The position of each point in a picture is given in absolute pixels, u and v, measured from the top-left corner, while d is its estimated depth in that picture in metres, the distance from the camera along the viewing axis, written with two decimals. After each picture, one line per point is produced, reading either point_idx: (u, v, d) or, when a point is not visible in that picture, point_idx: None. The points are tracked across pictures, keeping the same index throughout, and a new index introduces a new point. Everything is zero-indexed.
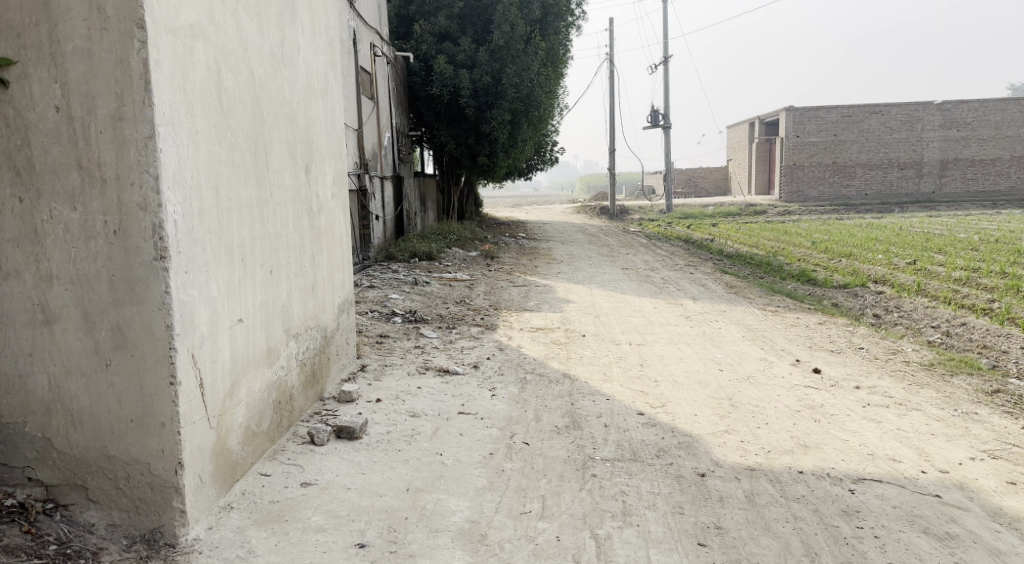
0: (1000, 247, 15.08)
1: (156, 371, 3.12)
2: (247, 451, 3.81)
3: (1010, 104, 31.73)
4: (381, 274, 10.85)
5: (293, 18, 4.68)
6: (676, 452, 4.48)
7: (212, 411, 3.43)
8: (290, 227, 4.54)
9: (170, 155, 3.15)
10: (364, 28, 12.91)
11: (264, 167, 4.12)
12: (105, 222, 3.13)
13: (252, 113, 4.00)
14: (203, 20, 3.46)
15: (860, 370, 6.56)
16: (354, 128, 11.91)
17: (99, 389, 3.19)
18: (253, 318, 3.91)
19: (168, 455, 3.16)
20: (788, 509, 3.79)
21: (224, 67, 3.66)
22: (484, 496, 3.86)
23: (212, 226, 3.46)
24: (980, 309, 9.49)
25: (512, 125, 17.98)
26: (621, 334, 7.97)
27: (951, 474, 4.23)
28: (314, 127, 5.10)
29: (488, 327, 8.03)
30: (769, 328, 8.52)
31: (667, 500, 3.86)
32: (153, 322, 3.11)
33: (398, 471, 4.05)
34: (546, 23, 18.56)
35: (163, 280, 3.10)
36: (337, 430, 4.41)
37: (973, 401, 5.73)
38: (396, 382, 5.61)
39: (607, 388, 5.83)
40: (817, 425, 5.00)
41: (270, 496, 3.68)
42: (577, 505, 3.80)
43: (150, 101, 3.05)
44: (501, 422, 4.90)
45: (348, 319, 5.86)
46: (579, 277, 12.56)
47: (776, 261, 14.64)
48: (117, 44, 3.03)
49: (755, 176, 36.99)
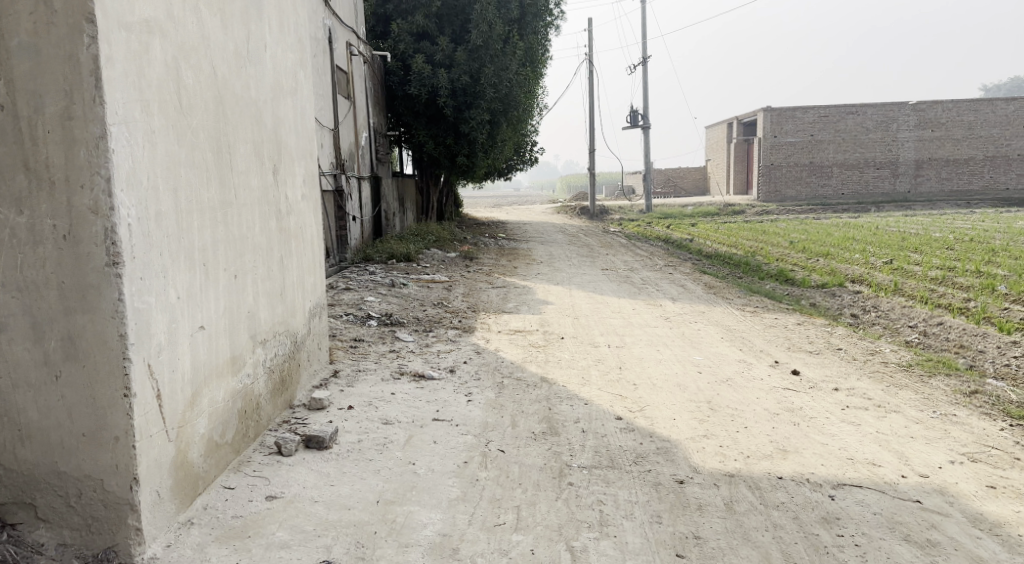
0: (975, 246, 15.18)
1: (109, 383, 2.99)
2: (210, 464, 3.67)
3: (982, 105, 32.07)
4: (358, 276, 10.70)
5: (259, 13, 4.53)
6: (654, 459, 4.38)
7: (171, 424, 3.29)
8: (257, 230, 4.39)
9: (124, 155, 3.01)
10: (340, 27, 12.74)
11: (227, 168, 3.98)
12: (54, 227, 2.98)
13: (215, 112, 3.86)
14: (161, 16, 3.32)
15: (839, 372, 6.52)
16: (329, 128, 11.73)
17: (48, 402, 3.05)
18: (215, 325, 3.76)
19: (123, 470, 3.02)
20: (767, 517, 3.71)
21: (183, 65, 3.52)
22: (457, 508, 3.74)
23: (171, 229, 3.32)
24: (957, 308, 9.51)
25: (491, 124, 17.88)
26: (600, 336, 7.88)
27: (931, 479, 4.17)
28: (283, 126, 4.95)
29: (465, 330, 7.90)
30: (748, 328, 8.48)
31: (645, 509, 3.77)
32: (105, 331, 2.97)
33: (368, 482, 3.93)
34: (525, 22, 18.45)
35: (115, 287, 2.96)
36: (305, 439, 4.28)
37: (952, 403, 5.69)
38: (369, 388, 5.48)
39: (585, 391, 5.74)
40: (796, 428, 4.93)
41: (233, 511, 3.54)
42: (553, 516, 3.70)
43: (101, 99, 2.91)
44: (476, 429, 4.79)
45: (319, 324, 5.72)
46: (559, 278, 12.46)
47: (754, 261, 14.64)
48: (65, 39, 2.89)
49: (733, 176, 37.14)
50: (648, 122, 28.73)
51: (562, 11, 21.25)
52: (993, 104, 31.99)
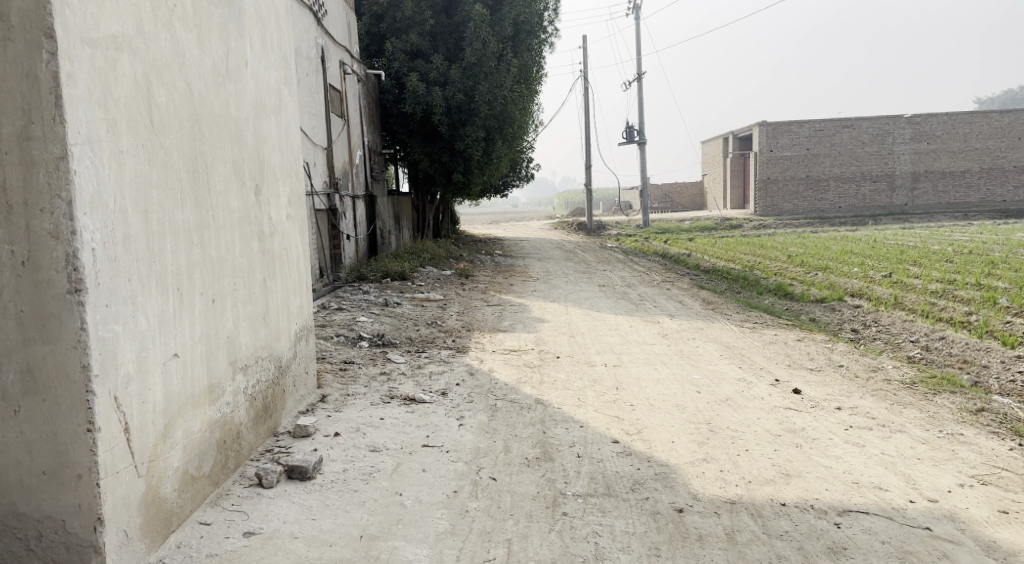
0: (974, 259, 15.06)
1: (71, 418, 2.83)
2: (184, 498, 3.50)
3: (978, 117, 32.05)
4: (351, 295, 10.55)
5: (239, 29, 4.40)
6: (652, 485, 4.20)
7: (141, 458, 3.12)
8: (237, 252, 4.23)
9: (88, 177, 2.86)
10: (332, 46, 12.65)
11: (204, 189, 3.83)
12: (12, 253, 2.85)
13: (190, 131, 3.71)
14: (130, 31, 3.18)
15: (841, 390, 6.35)
16: (322, 146, 11.60)
17: (7, 439, 2.89)
18: (191, 352, 3.60)
19: (86, 511, 2.85)
20: (770, 548, 3.54)
21: (155, 81, 3.38)
22: (445, 542, 3.57)
23: (141, 253, 3.16)
24: (958, 322, 9.35)
25: (486, 141, 17.82)
26: (597, 355, 7.71)
27: (940, 504, 3.99)
28: (266, 145, 4.80)
29: (460, 350, 7.73)
30: (747, 345, 8.32)
31: (642, 541, 3.60)
32: (67, 362, 2.82)
33: (351, 516, 3.75)
34: (518, 40, 18.41)
35: (77, 316, 2.80)
36: (288, 470, 4.11)
37: (958, 422, 5.52)
38: (357, 413, 5.30)
39: (581, 413, 5.56)
40: (799, 450, 4.75)
41: (208, 549, 3.37)
42: (546, 550, 3.52)
43: (62, 119, 2.77)
44: (467, 455, 4.62)
45: (306, 347, 5.57)
46: (555, 295, 12.31)
47: (752, 276, 14.49)
48: (24, 55, 2.76)
49: (729, 191, 37.11)
50: (644, 138, 28.72)
51: (556, 29, 21.25)
52: (988, 116, 31.99)
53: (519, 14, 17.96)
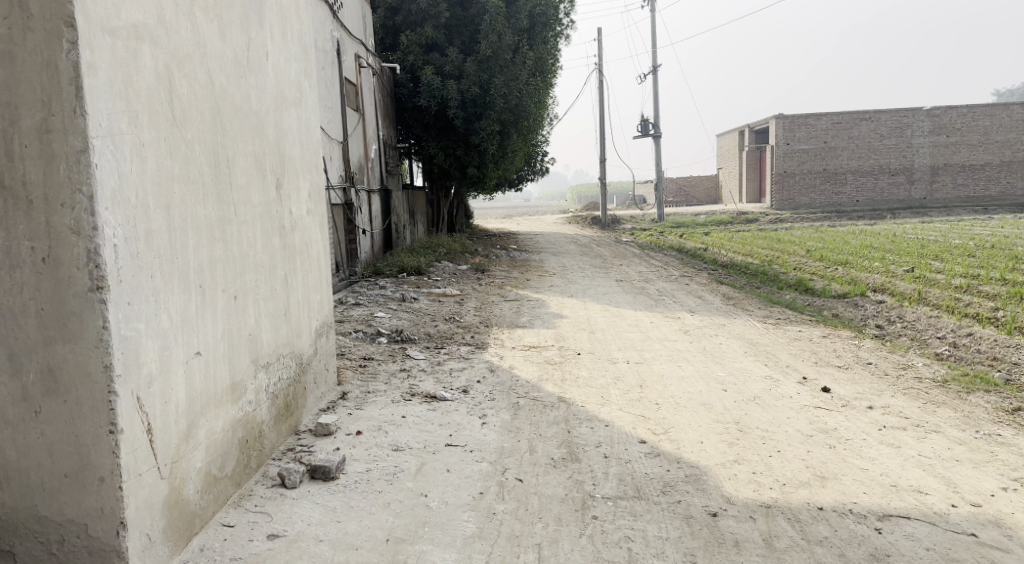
0: (997, 253, 14.81)
1: (93, 418, 2.75)
2: (207, 500, 3.42)
3: (999, 109, 31.58)
4: (367, 290, 10.47)
5: (260, 19, 4.30)
6: (684, 488, 4.09)
7: (164, 460, 3.04)
8: (258, 247, 4.14)
9: (109, 171, 2.77)
10: (348, 39, 12.55)
11: (226, 183, 3.74)
12: (32, 249, 2.77)
13: (211, 124, 3.62)
14: (151, 21, 3.09)
15: (871, 388, 6.19)
16: (338, 140, 11.51)
17: (27, 441, 2.82)
18: (213, 350, 3.51)
19: (109, 514, 2.77)
20: (811, 554, 3.43)
21: (177, 73, 3.28)
22: (473, 547, 3.47)
23: (163, 250, 3.07)
24: (986, 318, 9.16)
25: (502, 135, 17.69)
26: (619, 352, 7.58)
27: (985, 509, 3.86)
28: (286, 138, 4.70)
29: (478, 346, 7.63)
30: (771, 342, 8.17)
31: (677, 547, 3.49)
32: (89, 361, 2.73)
33: (377, 518, 3.66)
34: (534, 32, 18.22)
35: (100, 314, 2.72)
36: (311, 470, 4.03)
37: (994, 422, 5.36)
38: (378, 411, 5.20)
39: (605, 412, 5.45)
40: (832, 452, 4.62)
41: (232, 552, 3.29)
42: (578, 556, 3.42)
43: (82, 110, 2.68)
44: (492, 455, 4.52)
45: (327, 344, 5.49)
46: (572, 290, 12.18)
47: (771, 270, 14.30)
48: (43, 45, 2.67)
49: (745, 185, 36.77)
50: (659, 131, 28.49)
51: (571, 22, 21.07)
52: (1009, 108, 31.52)
53: (535, 6, 17.79)
